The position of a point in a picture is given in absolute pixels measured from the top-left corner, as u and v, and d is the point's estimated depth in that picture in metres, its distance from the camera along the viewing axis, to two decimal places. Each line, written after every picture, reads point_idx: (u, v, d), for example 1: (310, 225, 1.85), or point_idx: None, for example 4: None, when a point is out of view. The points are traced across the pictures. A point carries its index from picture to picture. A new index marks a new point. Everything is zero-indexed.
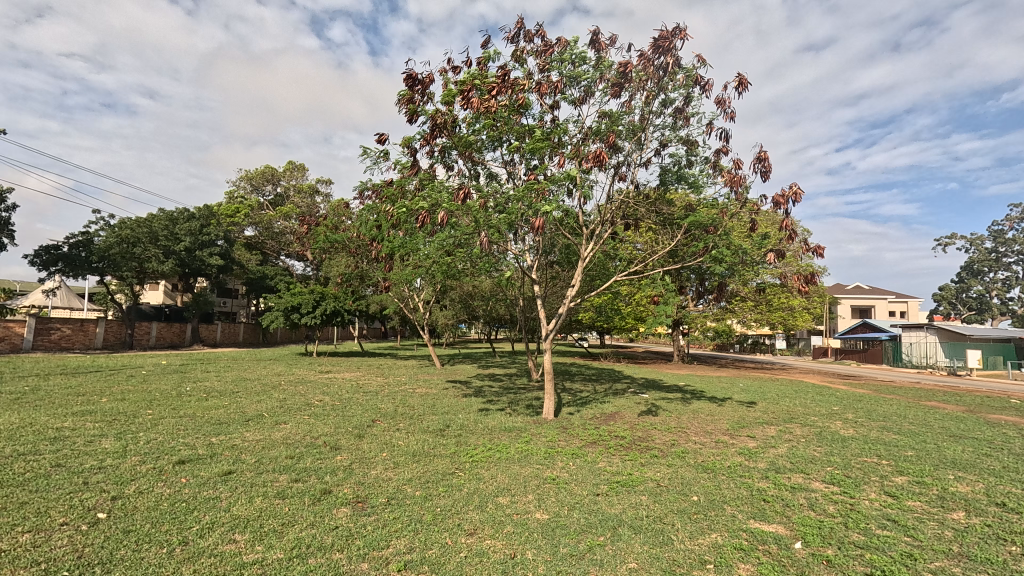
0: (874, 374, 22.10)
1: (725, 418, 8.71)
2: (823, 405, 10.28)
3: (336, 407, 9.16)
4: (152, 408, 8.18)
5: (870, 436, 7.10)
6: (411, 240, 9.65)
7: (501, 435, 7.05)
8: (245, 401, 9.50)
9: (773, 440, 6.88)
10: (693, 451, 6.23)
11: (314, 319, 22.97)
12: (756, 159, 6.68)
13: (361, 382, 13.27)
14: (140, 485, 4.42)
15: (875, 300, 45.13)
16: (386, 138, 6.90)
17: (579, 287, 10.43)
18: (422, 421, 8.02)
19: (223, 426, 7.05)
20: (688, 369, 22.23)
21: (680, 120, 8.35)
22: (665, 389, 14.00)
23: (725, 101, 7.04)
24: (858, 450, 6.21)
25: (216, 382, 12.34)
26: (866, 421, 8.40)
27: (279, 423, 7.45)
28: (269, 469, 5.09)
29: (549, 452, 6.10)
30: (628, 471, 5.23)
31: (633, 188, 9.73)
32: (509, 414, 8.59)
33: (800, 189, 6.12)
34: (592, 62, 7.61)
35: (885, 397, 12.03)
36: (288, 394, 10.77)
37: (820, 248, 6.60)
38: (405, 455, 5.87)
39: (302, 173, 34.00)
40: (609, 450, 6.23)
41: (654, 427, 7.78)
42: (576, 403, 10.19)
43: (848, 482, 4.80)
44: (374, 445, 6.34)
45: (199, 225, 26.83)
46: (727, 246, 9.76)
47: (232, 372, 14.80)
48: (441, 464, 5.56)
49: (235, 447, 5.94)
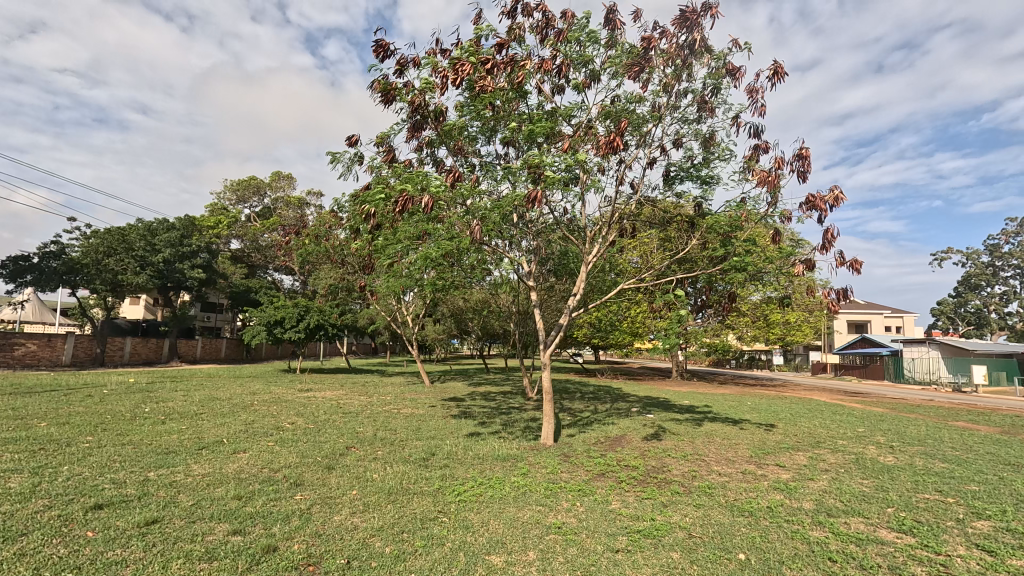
0: (881, 391, 21.33)
1: (744, 443, 7.82)
2: (848, 427, 9.38)
3: (310, 431, 8.16)
4: (92, 435, 7.10)
5: (917, 465, 6.23)
6: (392, 242, 8.72)
7: (494, 466, 6.08)
8: (207, 424, 8.45)
9: (808, 471, 5.96)
10: (719, 486, 5.29)
11: (298, 333, 21.88)
12: (795, 156, 5.96)
13: (342, 402, 12.26)
14: (25, 544, 3.42)
15: (871, 315, 44.71)
16: (360, 137, 6.11)
17: (580, 296, 9.50)
18: (406, 447, 7.04)
19: (169, 457, 6.02)
20: (688, 386, 21.37)
21: (703, 112, 7.61)
22: (672, 408, 13.05)
23: (757, 91, 6.26)
24: (912, 483, 5.33)
25: (182, 402, 11.28)
26: (903, 446, 7.51)
27: (239, 453, 6.44)
28: (205, 516, 4.10)
29: (552, 488, 5.15)
30: (650, 515, 4.29)
31: (643, 187, 8.95)
32: (505, 440, 7.66)
33: (842, 193, 5.76)
34: (603, 44, 6.92)
35: (908, 416, 11.19)
36: (258, 415, 9.71)
37: (859, 264, 5.85)
38: (379, 494, 4.87)
39: (289, 184, 33.27)
40: (622, 485, 5.29)
41: (668, 454, 6.84)
42: (576, 425, 9.25)
43: (924, 531, 3.91)
44: (344, 480, 5.36)
45: (181, 236, 25.79)
46: (749, 256, 8.96)
47: (202, 390, 13.66)
48: (422, 505, 4.58)
49: (174, 486, 4.92)
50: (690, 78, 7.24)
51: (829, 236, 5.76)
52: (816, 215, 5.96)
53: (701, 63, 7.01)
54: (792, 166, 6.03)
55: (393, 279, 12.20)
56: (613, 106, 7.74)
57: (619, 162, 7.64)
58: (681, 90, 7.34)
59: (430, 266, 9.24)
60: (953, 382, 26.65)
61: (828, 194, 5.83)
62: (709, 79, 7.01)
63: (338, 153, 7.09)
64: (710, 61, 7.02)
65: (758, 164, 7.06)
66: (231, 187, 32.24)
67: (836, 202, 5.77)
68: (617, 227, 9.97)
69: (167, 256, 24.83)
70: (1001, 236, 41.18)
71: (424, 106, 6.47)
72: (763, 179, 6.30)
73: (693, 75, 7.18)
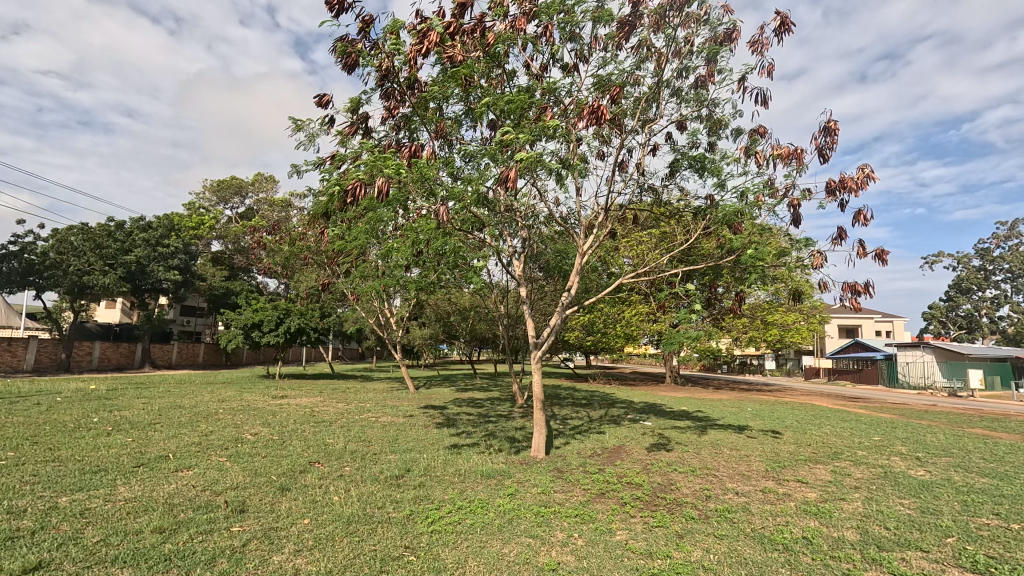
0: (880, 396, 20.74)
1: (755, 455, 7.09)
2: (860, 435, 8.75)
3: (271, 444, 7.28)
4: (14, 451, 6.15)
5: (956, 481, 5.53)
6: (370, 235, 7.89)
7: (477, 486, 5.26)
8: (157, 437, 7.51)
9: (836, 489, 5.22)
10: (740, 510, 4.49)
11: (277, 337, 20.98)
12: (820, 128, 5.27)
13: (316, 409, 11.41)
14: None
15: (862, 320, 44.51)
16: (328, 102, 5.33)
17: (576, 290, 8.70)
18: (379, 463, 6.18)
19: (94, 477, 5.12)
20: (682, 391, 20.68)
21: (701, 91, 6.94)
22: (669, 415, 12.35)
23: (761, 44, 5.52)
24: (960, 504, 4.60)
25: (139, 411, 10.32)
26: (931, 458, 6.79)
27: (181, 472, 5.54)
28: (106, 559, 3.25)
29: (545, 514, 4.35)
30: (665, 551, 3.51)
31: (641, 176, 8.24)
32: (489, 453, 6.86)
33: (873, 172, 5.09)
34: (591, 13, 6.29)
35: (920, 423, 10.59)
36: (219, 425, 8.80)
37: (888, 254, 5.16)
38: (337, 524, 4.04)
39: (272, 185, 32.28)
40: (626, 509, 4.51)
41: (673, 469, 6.05)
42: (568, 435, 8.50)
43: (1007, 572, 3.16)
44: (298, 505, 4.52)
45: (157, 236, 24.80)
46: (759, 247, 8.24)
47: (165, 397, 12.62)
48: (384, 540, 3.76)
49: (84, 516, 4.03)
50: (686, 51, 6.57)
51: (858, 220, 5.09)
52: (843, 195, 5.30)
53: (697, 33, 6.36)
54: (816, 142, 5.36)
55: (375, 277, 11.34)
56: (605, 85, 7.09)
57: (615, 143, 6.95)
58: (677, 64, 6.67)
59: (412, 264, 8.43)
60: (949, 387, 26.22)
61: (858, 172, 5.15)
62: (706, 49, 6.33)
63: (302, 122, 6.18)
64: (707, 31, 6.37)
65: (766, 136, 6.32)
66: (212, 187, 31.20)
67: (866, 181, 5.11)
68: (613, 220, 9.29)
69: (140, 257, 23.82)
70: (992, 240, 41.22)
71: (394, 71, 5.71)
72: (785, 155, 5.64)
73: (689, 47, 6.52)
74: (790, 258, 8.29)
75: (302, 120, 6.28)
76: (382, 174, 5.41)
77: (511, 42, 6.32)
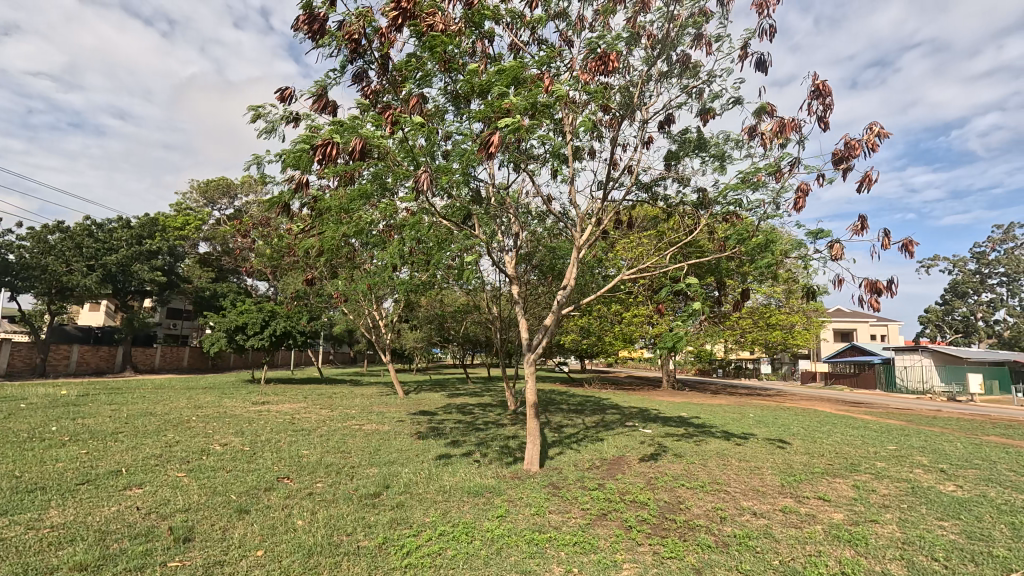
0: (882, 400, 20.29)
1: (766, 467, 6.57)
2: (872, 444, 8.28)
3: (240, 456, 6.66)
4: None
5: (993, 497, 5.02)
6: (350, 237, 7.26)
7: (462, 506, 4.66)
8: (113, 448, 6.85)
9: (864, 508, 4.70)
10: (762, 536, 3.94)
11: (262, 341, 20.33)
12: (812, 92, 4.99)
13: (297, 416, 10.78)
14: None
15: (856, 323, 44.30)
16: (291, 95, 4.66)
17: (571, 289, 8.11)
18: (355, 479, 5.56)
19: (24, 498, 4.47)
20: (679, 396, 20.17)
21: (693, 74, 6.50)
22: (668, 421, 11.81)
23: (766, 5, 5.07)
24: (1009, 527, 4.09)
25: (105, 418, 9.62)
26: (955, 470, 6.28)
27: (128, 491, 4.89)
28: None
29: (540, 542, 3.77)
30: None
31: (636, 172, 7.75)
32: (478, 465, 6.29)
33: (884, 129, 4.66)
34: None
35: (931, 430, 10.14)
36: (188, 434, 8.15)
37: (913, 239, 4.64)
38: (293, 558, 3.44)
39: (261, 185, 31.56)
40: (632, 535, 3.96)
41: (680, 484, 5.50)
42: (564, 444, 7.94)
43: None
44: (254, 533, 3.91)
45: (140, 235, 24.02)
46: (762, 239, 7.78)
47: (137, 404, 11.88)
48: None
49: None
50: (677, 28, 6.17)
51: (868, 183, 4.62)
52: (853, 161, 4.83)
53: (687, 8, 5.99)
54: (811, 108, 5.13)
55: (362, 278, 10.77)
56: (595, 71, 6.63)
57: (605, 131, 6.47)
58: (669, 44, 6.26)
59: (399, 266, 7.80)
60: (947, 392, 25.86)
61: (867, 132, 4.73)
62: (699, 23, 5.93)
63: (263, 108, 5.26)
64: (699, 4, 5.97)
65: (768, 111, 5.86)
66: (199, 187, 30.43)
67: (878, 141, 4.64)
68: (606, 218, 8.77)
69: (121, 257, 22.94)
70: (988, 244, 41.17)
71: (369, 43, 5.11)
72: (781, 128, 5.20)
73: (680, 23, 6.11)
74: (798, 252, 7.81)
75: (262, 107, 5.38)
76: (361, 138, 4.63)
77: (493, 16, 5.84)
